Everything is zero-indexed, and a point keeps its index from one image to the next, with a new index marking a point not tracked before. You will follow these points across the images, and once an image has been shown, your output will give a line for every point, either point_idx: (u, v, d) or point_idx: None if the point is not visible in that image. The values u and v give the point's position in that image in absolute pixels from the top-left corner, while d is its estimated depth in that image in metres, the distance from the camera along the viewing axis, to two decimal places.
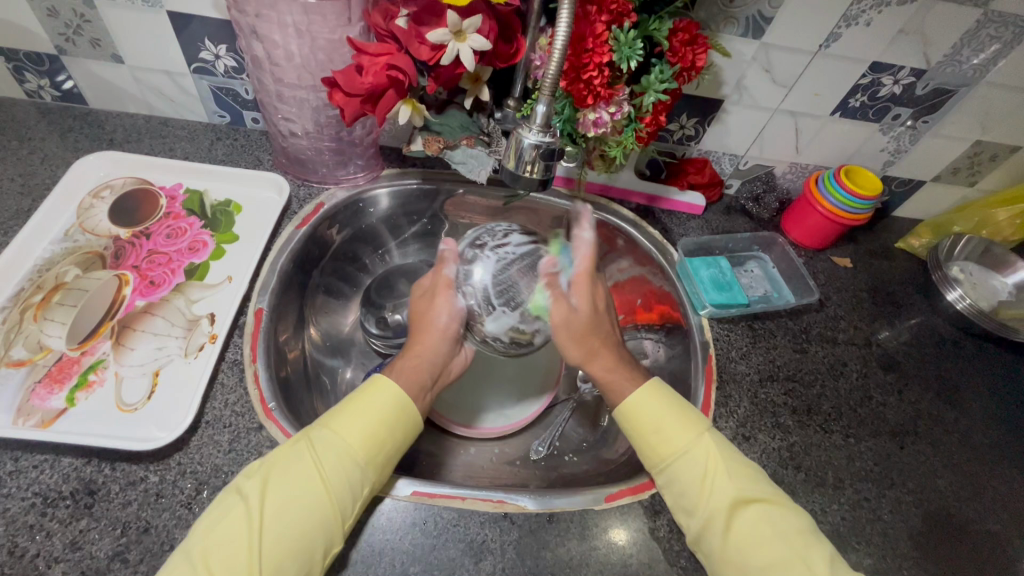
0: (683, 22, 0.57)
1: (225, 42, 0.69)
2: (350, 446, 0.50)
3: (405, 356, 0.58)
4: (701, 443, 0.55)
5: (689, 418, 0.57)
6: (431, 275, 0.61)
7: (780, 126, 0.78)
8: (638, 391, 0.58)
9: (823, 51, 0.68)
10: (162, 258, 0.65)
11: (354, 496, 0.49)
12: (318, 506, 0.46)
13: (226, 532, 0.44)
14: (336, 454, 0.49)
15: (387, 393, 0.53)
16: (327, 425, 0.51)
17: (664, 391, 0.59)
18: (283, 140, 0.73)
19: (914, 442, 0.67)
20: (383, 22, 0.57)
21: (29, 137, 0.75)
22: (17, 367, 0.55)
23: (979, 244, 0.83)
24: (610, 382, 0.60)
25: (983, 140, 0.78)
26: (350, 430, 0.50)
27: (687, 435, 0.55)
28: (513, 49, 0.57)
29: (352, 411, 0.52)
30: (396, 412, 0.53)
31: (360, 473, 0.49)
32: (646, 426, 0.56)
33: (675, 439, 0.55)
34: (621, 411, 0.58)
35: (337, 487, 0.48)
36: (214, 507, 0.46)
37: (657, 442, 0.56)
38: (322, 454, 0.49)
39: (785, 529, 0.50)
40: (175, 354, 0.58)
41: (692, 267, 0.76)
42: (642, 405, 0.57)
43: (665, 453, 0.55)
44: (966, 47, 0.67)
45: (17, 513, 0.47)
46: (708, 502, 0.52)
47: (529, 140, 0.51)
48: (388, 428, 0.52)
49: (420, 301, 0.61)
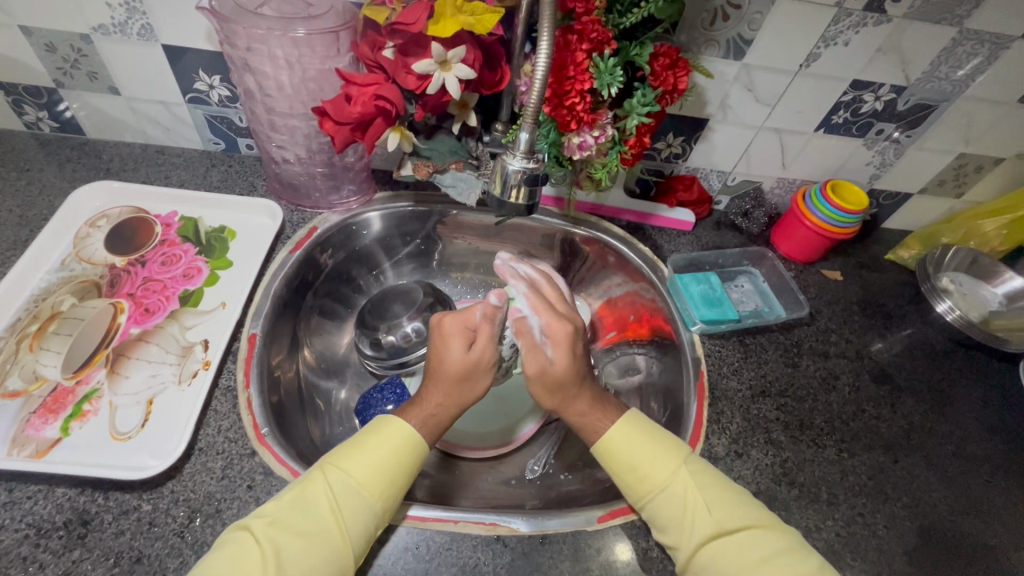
0: (664, 47, 0.58)
1: (218, 73, 0.71)
2: (365, 487, 0.50)
3: (434, 390, 0.58)
4: (675, 477, 0.55)
5: (667, 450, 0.57)
6: (467, 314, 0.59)
7: (765, 143, 0.79)
8: (615, 427, 0.58)
9: (803, 70, 0.69)
10: (157, 286, 0.66)
11: (366, 537, 0.49)
12: (333, 547, 0.47)
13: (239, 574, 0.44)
14: (350, 495, 0.49)
15: (402, 433, 0.54)
16: (340, 465, 0.51)
17: (638, 423, 0.59)
18: (276, 167, 0.74)
19: (908, 455, 0.67)
20: (371, 53, 0.58)
21: (28, 168, 0.76)
22: (12, 398, 0.55)
23: (968, 254, 0.84)
24: (591, 417, 0.60)
25: (967, 153, 0.79)
26: (364, 469, 0.51)
27: (662, 467, 0.55)
28: (498, 77, 0.59)
29: (375, 453, 0.52)
30: (410, 452, 0.53)
31: (374, 514, 0.50)
32: (623, 461, 0.57)
33: (651, 474, 0.55)
34: (599, 447, 0.58)
35: (351, 526, 0.48)
36: (225, 548, 0.46)
37: (636, 475, 0.56)
38: (337, 495, 0.49)
39: (771, 548, 0.51)
40: (169, 381, 0.59)
41: (682, 284, 0.77)
42: (615, 440, 0.58)
43: (644, 489, 0.55)
44: (944, 64, 0.69)
45: (10, 545, 0.48)
46: (693, 527, 0.52)
47: (513, 166, 0.52)
48: (402, 468, 0.52)
49: (456, 336, 0.58)
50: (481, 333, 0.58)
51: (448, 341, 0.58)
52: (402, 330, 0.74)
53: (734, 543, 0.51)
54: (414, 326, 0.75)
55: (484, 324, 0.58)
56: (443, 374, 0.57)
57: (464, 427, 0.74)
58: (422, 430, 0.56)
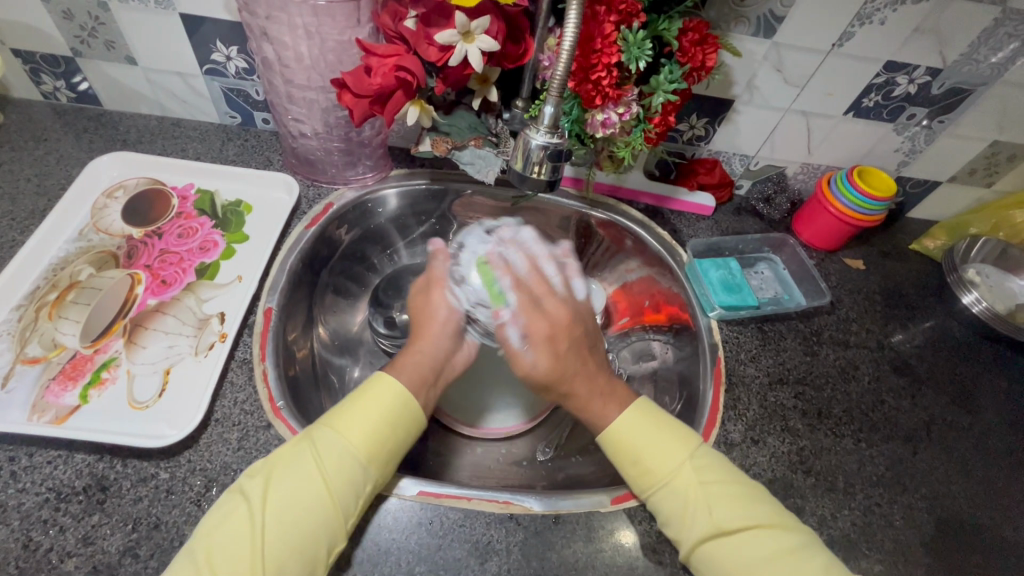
0: (693, 22, 0.56)
1: (236, 44, 0.70)
2: (353, 444, 0.50)
3: (408, 351, 0.59)
4: (684, 469, 0.54)
5: (676, 440, 0.56)
6: (427, 273, 0.66)
7: (791, 126, 0.77)
8: (622, 417, 0.58)
9: (835, 50, 0.67)
10: (174, 258, 0.66)
11: (357, 493, 0.49)
12: (322, 505, 0.47)
13: (230, 532, 0.45)
14: (337, 453, 0.49)
15: (390, 391, 0.53)
16: (328, 424, 0.51)
17: (647, 412, 0.58)
18: (292, 141, 0.73)
19: (928, 447, 0.66)
20: (392, 24, 0.57)
21: (46, 138, 0.76)
22: (32, 365, 0.56)
23: (996, 246, 0.82)
24: (590, 402, 0.59)
25: (1001, 140, 0.76)
26: (348, 427, 0.51)
27: (672, 459, 0.54)
28: (522, 51, 0.57)
29: (358, 411, 0.52)
30: (401, 408, 0.53)
31: (362, 471, 0.49)
32: (631, 452, 0.56)
33: (658, 465, 0.54)
34: (605, 437, 0.58)
35: (337, 485, 0.48)
36: (220, 508, 0.47)
37: (645, 467, 0.55)
38: (323, 453, 0.49)
39: (777, 548, 0.50)
40: (185, 353, 0.59)
41: (701, 269, 0.76)
42: (624, 432, 0.57)
43: (652, 480, 0.54)
44: (983, 45, 0.66)
45: (31, 508, 0.48)
46: (694, 524, 0.52)
47: (536, 141, 0.51)
48: (392, 426, 0.52)
49: (419, 295, 0.64)
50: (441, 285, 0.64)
51: (431, 301, 0.63)
52: None
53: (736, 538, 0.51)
54: None
55: (433, 268, 0.65)
56: (428, 329, 0.61)
57: (463, 402, 0.73)
58: (410, 384, 0.55)
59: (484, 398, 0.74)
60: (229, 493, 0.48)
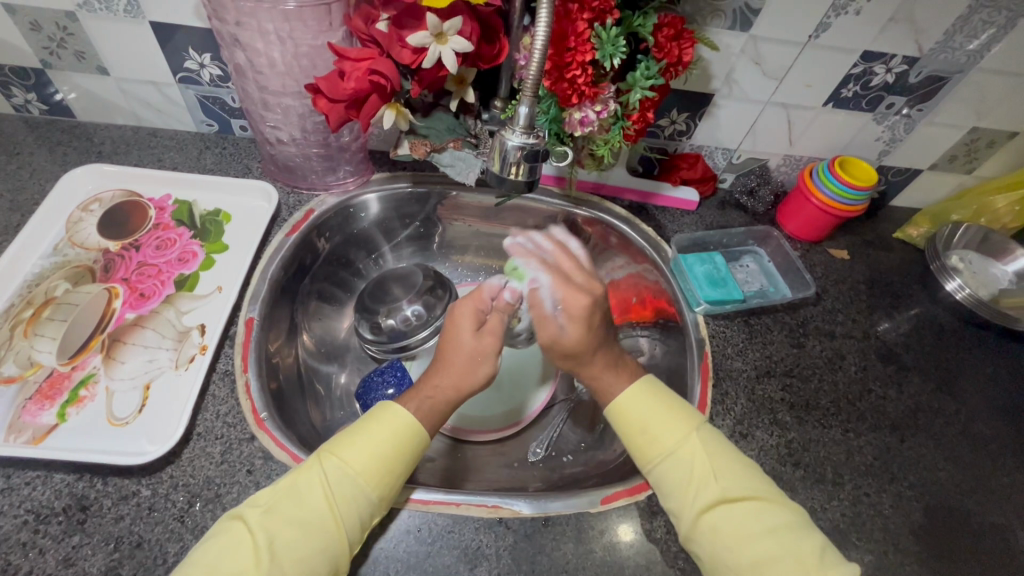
0: (668, 17, 0.56)
1: (209, 51, 0.69)
2: (363, 477, 0.49)
3: (431, 380, 0.57)
4: (689, 441, 0.54)
5: (678, 415, 0.56)
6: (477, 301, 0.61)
7: (772, 119, 0.77)
8: (627, 390, 0.58)
9: (812, 41, 0.67)
10: (152, 270, 0.65)
11: (361, 524, 0.48)
12: (329, 537, 0.46)
13: (234, 563, 0.44)
14: (348, 486, 0.48)
15: (399, 421, 0.52)
16: (335, 452, 0.50)
17: (650, 391, 0.58)
18: (270, 148, 0.73)
19: (915, 435, 0.66)
20: (364, 26, 0.56)
21: (18, 152, 0.75)
22: (8, 384, 0.55)
23: (978, 232, 0.82)
24: (604, 376, 0.60)
25: (979, 127, 0.77)
26: (358, 452, 0.50)
27: (675, 430, 0.55)
28: (496, 51, 0.57)
29: (364, 441, 0.51)
30: (409, 440, 0.52)
31: (371, 503, 0.49)
32: (634, 421, 0.57)
33: (663, 438, 0.55)
34: (610, 410, 0.58)
35: (345, 515, 0.47)
36: (217, 535, 0.46)
37: (644, 441, 0.56)
38: (333, 484, 0.48)
39: (773, 524, 0.49)
40: (165, 366, 0.58)
41: (686, 264, 0.76)
42: (629, 403, 0.57)
43: (652, 453, 0.55)
44: (958, 33, 0.66)
45: (9, 531, 0.47)
46: (690, 497, 0.52)
47: (512, 142, 0.50)
48: (399, 457, 0.51)
49: (466, 326, 0.59)
50: (490, 321, 0.60)
51: (459, 322, 0.59)
52: (402, 313, 0.74)
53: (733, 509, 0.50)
54: (414, 310, 0.74)
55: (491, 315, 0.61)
56: (453, 359, 0.57)
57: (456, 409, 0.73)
58: (420, 415, 0.54)
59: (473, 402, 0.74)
60: (222, 521, 0.47)
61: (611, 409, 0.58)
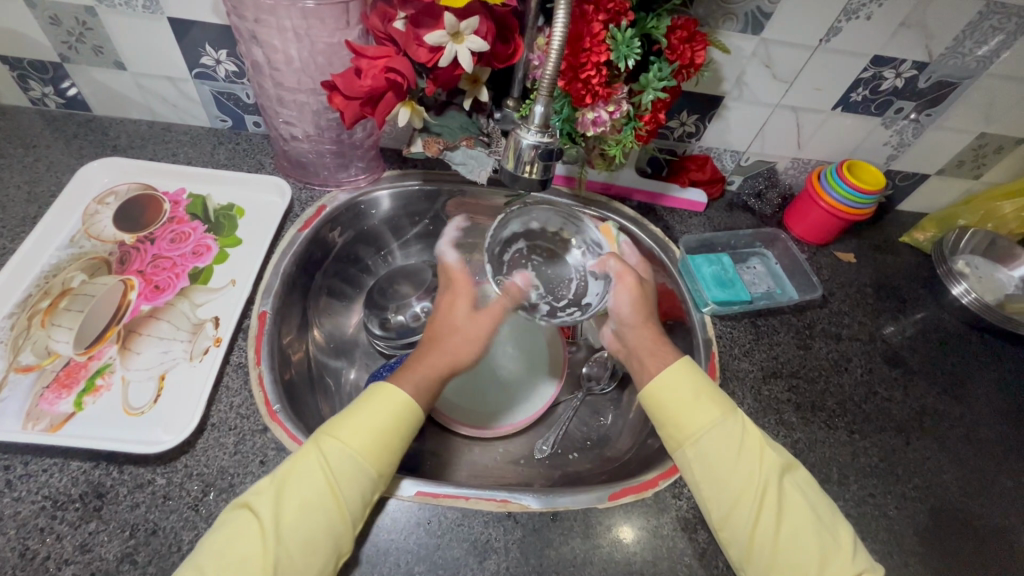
0: (681, 20, 0.57)
1: (225, 48, 0.70)
2: (361, 455, 0.50)
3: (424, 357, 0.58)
4: (728, 429, 0.56)
5: (716, 403, 0.57)
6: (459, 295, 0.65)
7: (781, 122, 0.77)
8: (669, 374, 0.59)
9: (823, 45, 0.67)
10: (167, 263, 0.66)
11: (364, 500, 0.49)
12: (333, 515, 0.47)
13: (243, 551, 0.44)
14: (347, 465, 0.49)
15: (394, 399, 0.53)
16: (331, 434, 0.51)
17: (689, 376, 0.59)
18: (284, 144, 0.73)
19: (920, 437, 0.67)
20: (381, 25, 0.57)
21: (35, 145, 0.76)
22: (25, 373, 0.55)
23: (985, 237, 0.83)
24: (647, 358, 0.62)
25: (988, 132, 0.77)
26: (358, 437, 0.50)
27: (712, 419, 0.56)
28: (511, 50, 0.57)
29: (361, 420, 0.52)
30: (405, 414, 0.53)
31: (371, 480, 0.50)
32: (671, 407, 0.57)
33: (698, 427, 0.56)
34: (646, 395, 0.59)
35: (347, 492, 0.48)
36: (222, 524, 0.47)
37: (684, 424, 0.56)
38: (332, 463, 0.49)
39: (805, 511, 0.52)
40: (180, 358, 0.59)
41: (694, 265, 0.76)
42: (667, 390, 0.58)
43: (691, 437, 0.56)
44: (968, 39, 0.67)
45: (28, 516, 0.48)
46: (732, 488, 0.53)
47: (527, 140, 0.51)
48: (396, 432, 0.52)
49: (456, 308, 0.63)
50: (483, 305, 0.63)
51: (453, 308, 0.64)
52: (412, 310, 0.75)
53: (770, 507, 0.52)
54: (423, 306, 0.76)
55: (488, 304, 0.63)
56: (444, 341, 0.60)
57: (454, 403, 0.74)
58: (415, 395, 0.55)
59: (475, 399, 0.75)
60: (227, 510, 0.48)
61: (649, 391, 0.59)
